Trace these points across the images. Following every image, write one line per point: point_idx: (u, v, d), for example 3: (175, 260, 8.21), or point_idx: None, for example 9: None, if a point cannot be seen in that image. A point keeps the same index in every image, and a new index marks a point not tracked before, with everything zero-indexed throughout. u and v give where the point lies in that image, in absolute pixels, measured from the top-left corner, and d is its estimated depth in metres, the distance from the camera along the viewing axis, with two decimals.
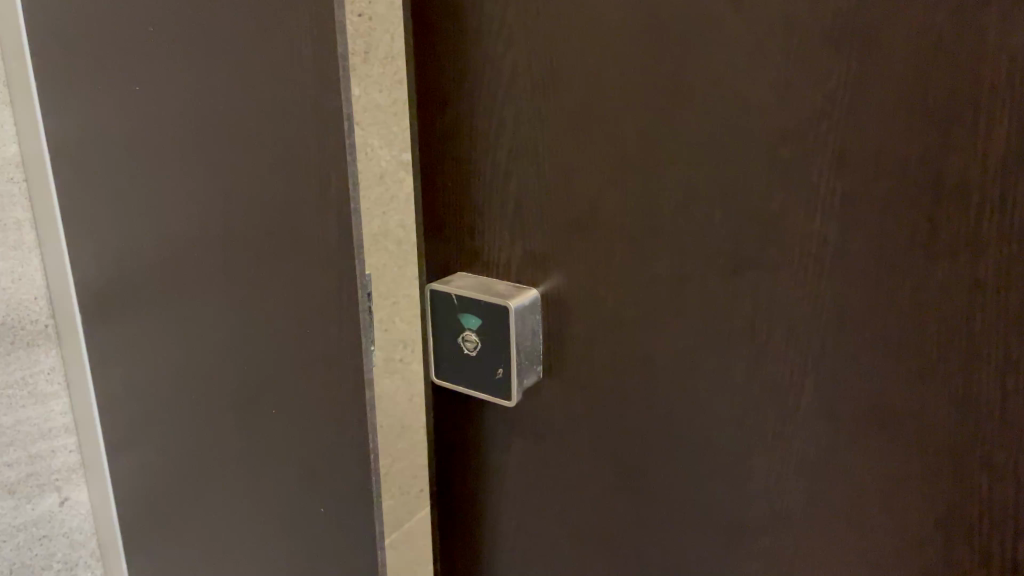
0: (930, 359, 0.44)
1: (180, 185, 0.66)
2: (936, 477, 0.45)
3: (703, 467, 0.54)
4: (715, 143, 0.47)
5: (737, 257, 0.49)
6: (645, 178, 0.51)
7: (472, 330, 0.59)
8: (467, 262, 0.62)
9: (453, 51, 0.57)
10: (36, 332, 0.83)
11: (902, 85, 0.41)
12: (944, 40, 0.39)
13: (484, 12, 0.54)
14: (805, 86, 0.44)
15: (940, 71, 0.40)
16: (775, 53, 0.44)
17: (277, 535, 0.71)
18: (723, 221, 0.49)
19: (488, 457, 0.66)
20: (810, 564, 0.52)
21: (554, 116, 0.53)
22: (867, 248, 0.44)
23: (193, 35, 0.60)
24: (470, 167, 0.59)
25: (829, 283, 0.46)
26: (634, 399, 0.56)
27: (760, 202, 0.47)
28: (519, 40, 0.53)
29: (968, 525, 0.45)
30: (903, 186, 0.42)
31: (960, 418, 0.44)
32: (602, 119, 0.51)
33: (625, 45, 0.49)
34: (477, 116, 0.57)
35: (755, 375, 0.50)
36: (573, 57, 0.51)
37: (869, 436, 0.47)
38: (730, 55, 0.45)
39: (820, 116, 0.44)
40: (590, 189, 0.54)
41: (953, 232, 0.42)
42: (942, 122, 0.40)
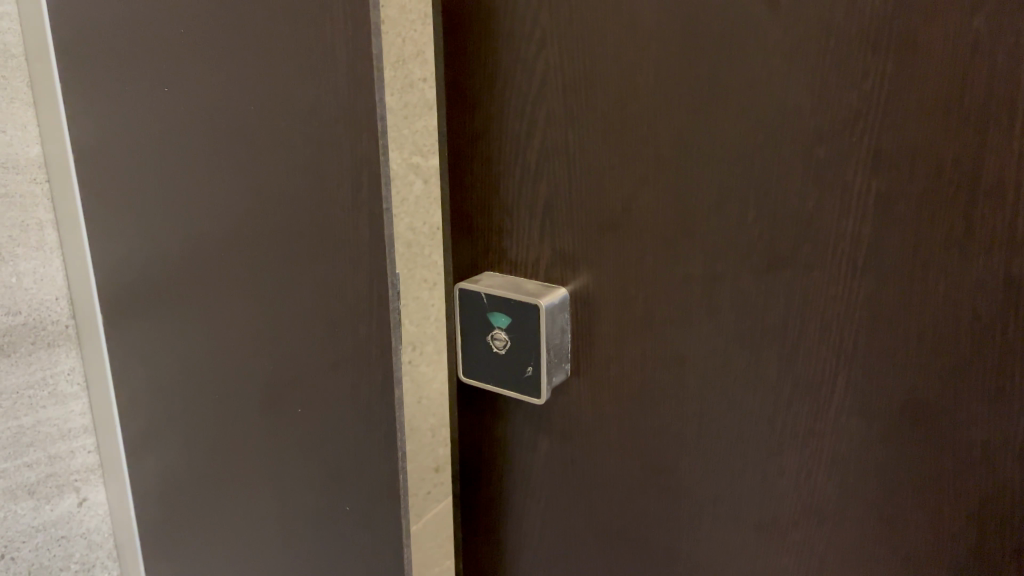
0: (964, 355, 0.45)
1: (206, 185, 0.67)
2: (969, 471, 0.46)
3: (734, 464, 0.55)
4: (749, 143, 0.48)
5: (770, 256, 0.49)
6: (678, 178, 0.52)
7: (502, 329, 0.60)
8: (495, 261, 0.63)
9: (483, 53, 0.58)
10: (57, 333, 0.84)
11: (938, 86, 0.42)
12: (981, 41, 0.40)
13: (516, 15, 0.55)
14: (842, 87, 0.44)
15: (977, 72, 0.41)
16: (811, 54, 0.45)
17: (302, 534, 0.71)
18: (756, 220, 0.49)
19: (513, 455, 0.67)
20: (841, 558, 0.52)
21: (587, 116, 0.54)
22: (901, 246, 0.45)
23: (224, 37, 0.60)
24: (499, 167, 0.60)
25: (863, 280, 0.47)
26: (664, 397, 0.57)
27: (794, 201, 0.48)
28: (551, 42, 0.54)
29: (1001, 518, 0.46)
30: (939, 185, 0.43)
31: (994, 414, 0.45)
32: (635, 119, 0.52)
33: (659, 47, 0.50)
34: (508, 117, 0.58)
35: (787, 372, 0.51)
36: (606, 58, 0.52)
37: (902, 432, 0.48)
38: (765, 57, 0.46)
39: (855, 116, 0.44)
40: (622, 189, 0.54)
41: (989, 230, 0.42)
42: (979, 122, 0.41)
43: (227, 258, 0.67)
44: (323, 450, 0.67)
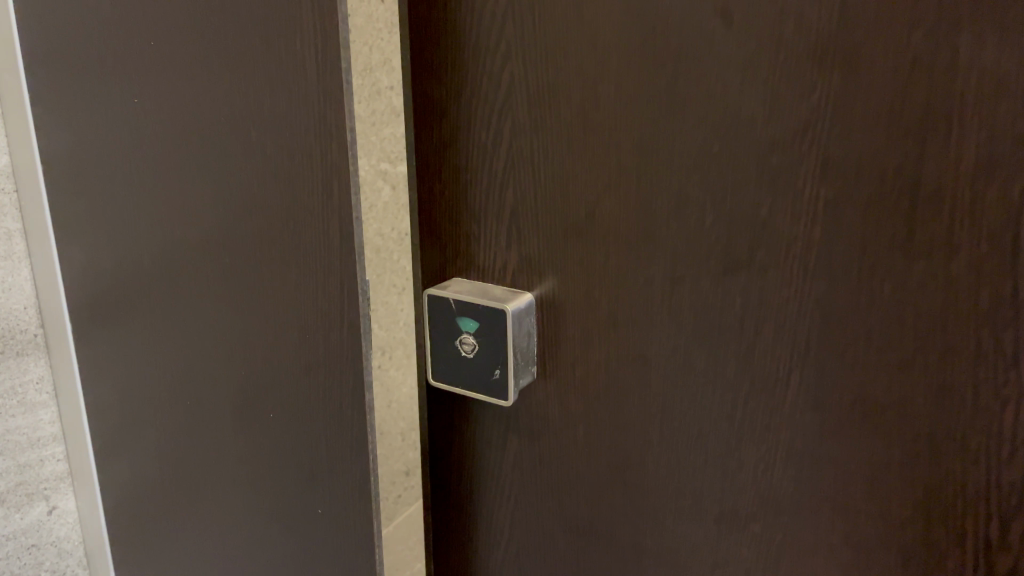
0: (908, 353, 0.47)
1: (179, 193, 0.67)
2: (914, 463, 0.49)
3: (696, 459, 0.57)
4: (706, 153, 0.50)
5: (727, 260, 0.52)
6: (639, 185, 0.54)
7: (470, 334, 0.61)
8: (462, 267, 0.64)
9: (449, 66, 0.59)
10: (26, 342, 0.84)
11: (880, 99, 0.44)
12: (919, 57, 0.43)
13: (481, 29, 0.57)
14: (792, 99, 0.47)
15: (916, 86, 0.43)
16: (764, 68, 0.47)
17: (274, 536, 0.72)
18: (714, 225, 0.52)
19: (483, 455, 0.68)
20: (797, 547, 0.55)
21: (551, 126, 0.56)
22: (848, 250, 0.47)
23: (196, 49, 0.61)
24: (466, 177, 0.61)
25: (813, 283, 0.49)
26: (628, 396, 0.59)
27: (749, 207, 0.50)
28: (516, 54, 0.56)
29: (945, 506, 0.48)
30: (882, 192, 0.46)
31: (936, 408, 0.47)
32: (597, 129, 0.54)
33: (619, 61, 0.52)
34: (475, 127, 0.60)
35: (745, 370, 0.53)
36: (569, 71, 0.54)
37: (851, 426, 0.50)
38: (720, 70, 0.48)
39: (804, 127, 0.47)
40: (586, 196, 0.56)
41: (928, 235, 0.45)
42: (918, 133, 0.44)
43: (199, 265, 0.68)
44: (295, 453, 0.68)
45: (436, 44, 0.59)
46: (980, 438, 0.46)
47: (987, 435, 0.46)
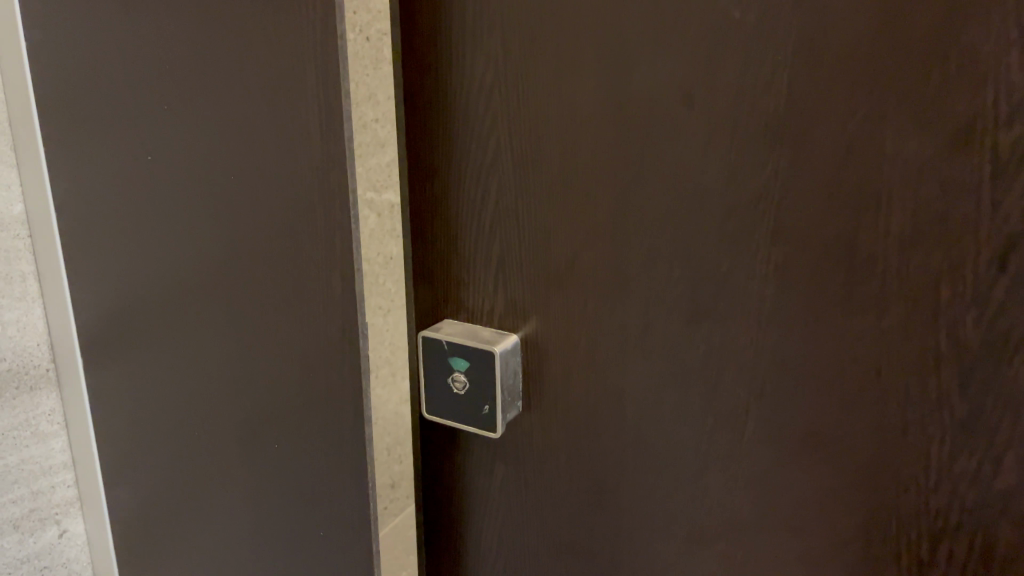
0: (850, 395, 0.54)
1: (188, 241, 0.72)
2: (856, 489, 0.56)
3: (667, 484, 0.63)
4: (673, 216, 0.57)
5: (692, 310, 0.58)
6: (613, 242, 0.60)
7: (461, 372, 0.67)
8: (453, 309, 0.70)
9: (442, 129, 0.65)
10: (39, 376, 0.89)
11: (822, 176, 0.51)
12: (855, 142, 0.49)
13: (470, 99, 0.63)
14: (746, 173, 0.53)
15: (853, 166, 0.50)
16: (722, 146, 0.54)
17: (279, 557, 0.77)
18: (680, 279, 0.58)
19: (473, 480, 0.74)
20: (757, 562, 0.61)
21: (535, 187, 0.62)
22: (797, 303, 0.54)
23: (206, 113, 0.67)
24: (457, 228, 0.67)
25: (767, 331, 0.56)
26: (606, 427, 0.65)
27: (711, 265, 0.56)
28: (502, 122, 0.62)
29: (883, 526, 0.55)
30: (825, 255, 0.52)
31: (875, 441, 0.54)
32: (576, 191, 0.60)
33: (595, 133, 0.58)
34: (465, 184, 0.66)
35: (709, 407, 0.60)
36: (551, 139, 0.60)
37: (802, 456, 0.57)
38: (684, 146, 0.55)
39: (758, 197, 0.53)
40: (566, 250, 0.62)
41: (865, 293, 0.52)
42: (854, 206, 0.50)
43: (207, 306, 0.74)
44: (298, 480, 0.73)
45: (429, 110, 0.65)
46: (912, 468, 0.53)
47: (917, 465, 0.53)
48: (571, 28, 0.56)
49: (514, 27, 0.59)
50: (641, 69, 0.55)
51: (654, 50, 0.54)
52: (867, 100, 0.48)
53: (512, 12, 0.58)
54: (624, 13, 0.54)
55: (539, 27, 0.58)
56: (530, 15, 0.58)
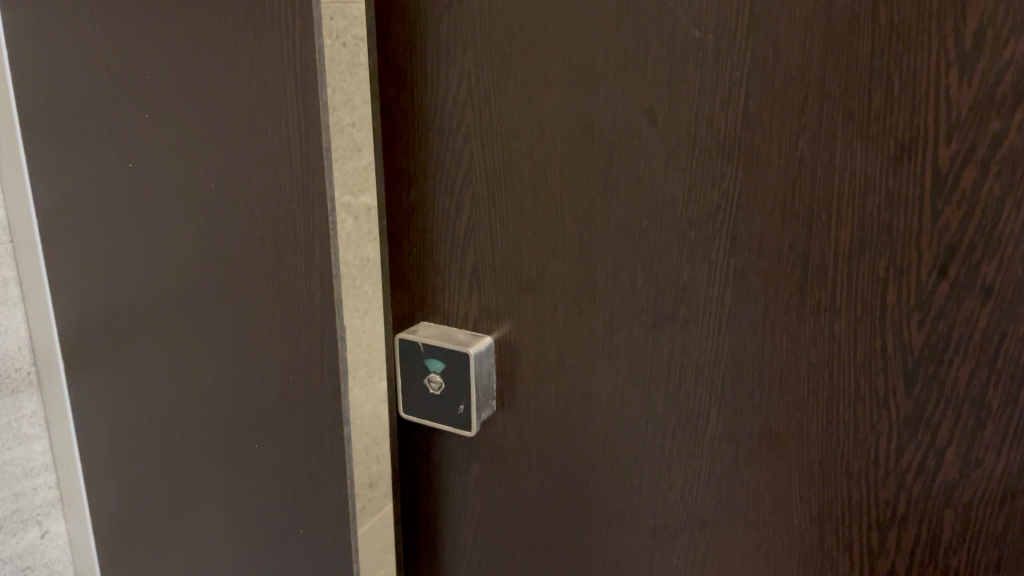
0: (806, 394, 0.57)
1: (170, 248, 0.74)
2: (810, 483, 0.59)
3: (633, 481, 0.66)
4: (638, 225, 0.60)
5: (657, 314, 0.61)
6: (581, 249, 0.63)
7: (437, 373, 0.70)
8: (429, 313, 0.73)
9: (418, 140, 0.68)
10: (20, 380, 0.90)
11: (776, 187, 0.54)
12: (806, 156, 0.53)
13: (444, 111, 0.65)
14: (706, 185, 0.56)
15: (805, 179, 0.53)
16: (683, 159, 0.56)
17: (259, 555, 0.80)
18: (645, 285, 0.61)
19: (450, 478, 0.77)
20: (718, 554, 0.64)
21: (507, 195, 0.65)
22: (755, 308, 0.57)
23: (188, 123, 0.68)
24: (433, 235, 0.70)
25: (727, 334, 0.59)
26: (575, 427, 0.68)
27: (675, 271, 0.59)
28: (475, 134, 0.64)
29: (835, 518, 0.59)
30: (779, 261, 0.55)
31: (827, 438, 0.57)
32: (546, 200, 0.63)
33: (564, 144, 0.61)
34: (439, 193, 0.68)
35: (673, 406, 0.62)
36: (523, 150, 0.63)
37: (760, 453, 0.60)
38: (648, 159, 0.58)
39: (717, 208, 0.56)
40: (538, 256, 0.65)
41: (818, 297, 0.55)
42: (806, 216, 0.54)
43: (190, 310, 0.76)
44: (278, 480, 0.75)
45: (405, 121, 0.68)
46: (861, 462, 0.56)
47: (866, 460, 0.56)
48: (540, 46, 0.59)
49: (486, 43, 0.61)
50: (606, 85, 0.58)
51: (619, 68, 0.57)
52: (818, 117, 0.51)
53: (483, 30, 0.61)
54: (591, 32, 0.57)
55: (510, 44, 0.60)
56: (502, 33, 0.60)
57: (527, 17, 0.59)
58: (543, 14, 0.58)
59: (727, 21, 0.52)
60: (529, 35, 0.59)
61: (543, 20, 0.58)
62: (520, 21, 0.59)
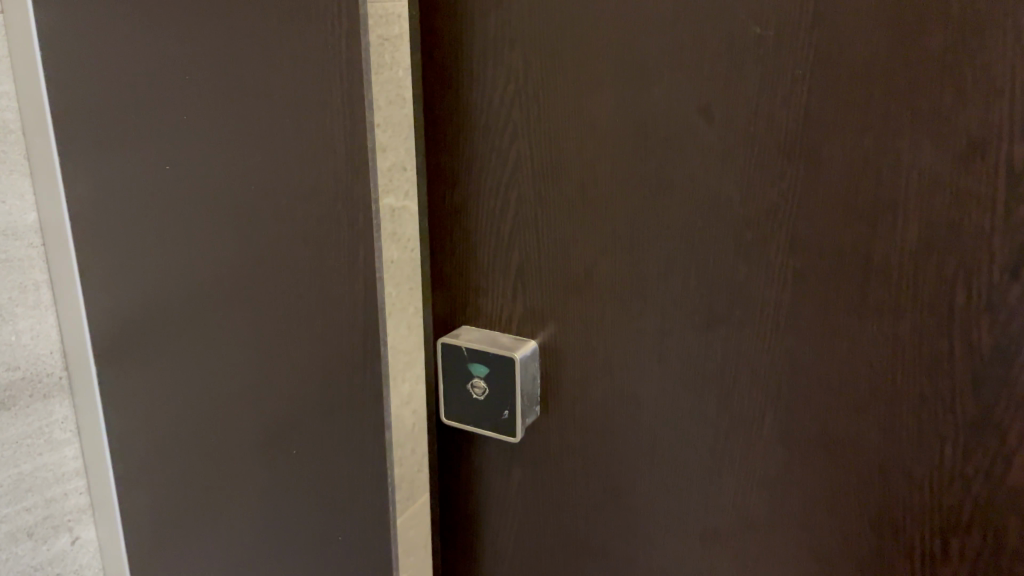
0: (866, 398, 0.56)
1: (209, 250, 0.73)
2: (870, 489, 0.57)
3: (682, 487, 0.65)
4: (691, 226, 0.58)
5: (710, 316, 0.60)
6: (632, 250, 0.62)
7: (481, 377, 0.69)
8: (470, 316, 0.72)
9: (461, 140, 0.67)
10: None
11: (838, 187, 0.53)
12: (869, 155, 0.51)
13: (490, 111, 0.64)
14: (764, 184, 0.55)
15: (869, 178, 0.52)
16: (741, 158, 0.55)
17: (295, 561, 0.78)
18: (698, 287, 0.60)
19: (489, 482, 0.76)
20: (772, 561, 0.63)
21: (554, 196, 0.64)
22: (814, 310, 0.56)
23: None
24: (476, 237, 0.69)
25: (783, 337, 0.58)
26: (622, 431, 0.67)
27: (730, 272, 0.58)
28: (522, 134, 0.63)
29: (896, 525, 0.57)
30: (841, 263, 0.54)
31: (889, 443, 0.56)
32: (595, 201, 0.62)
33: (615, 144, 0.60)
34: (483, 193, 0.67)
35: (725, 410, 0.61)
36: (572, 150, 0.62)
37: (818, 459, 0.59)
38: (703, 159, 0.57)
39: (776, 208, 0.55)
40: (586, 257, 0.64)
41: (881, 299, 0.53)
42: (869, 217, 0.52)
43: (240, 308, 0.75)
44: None
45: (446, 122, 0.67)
46: (925, 468, 0.55)
47: (929, 466, 0.55)
48: (589, 43, 0.58)
49: (532, 41, 0.60)
50: (660, 83, 0.57)
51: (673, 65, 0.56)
52: (883, 115, 0.50)
53: (529, 27, 0.60)
54: (645, 30, 0.56)
55: (558, 42, 0.59)
56: (552, 31, 0.59)
57: (576, 13, 0.58)
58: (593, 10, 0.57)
59: (789, 18, 0.51)
60: (578, 32, 0.58)
61: (592, 16, 0.57)
62: (568, 18, 0.58)
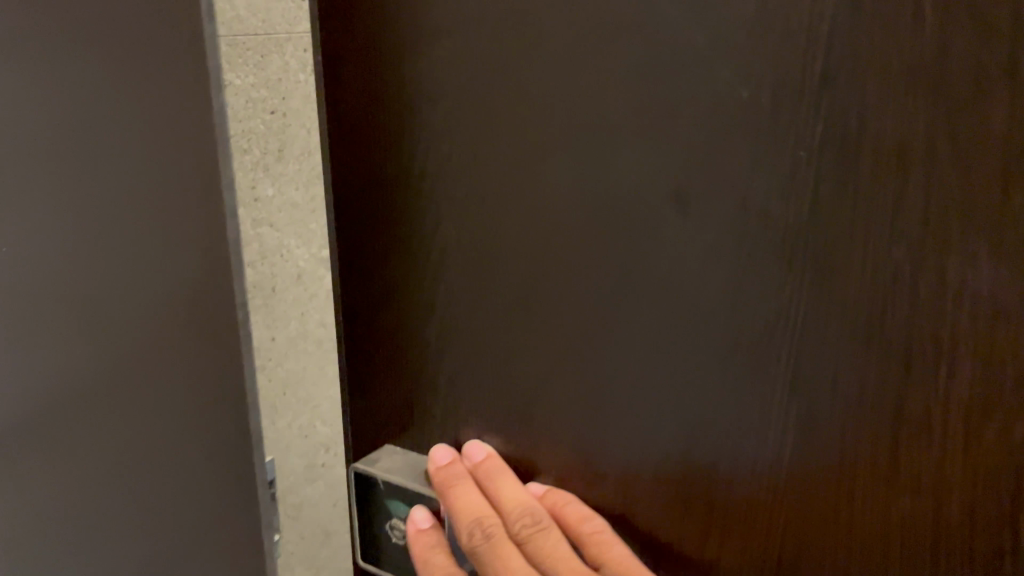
0: (475, 467, 0.54)
1: (146, 287, 0.52)
2: None
3: None
4: (663, 344, 0.44)
5: (688, 460, 0.45)
6: (591, 366, 0.47)
7: (401, 518, 0.58)
8: (401, 430, 0.58)
9: (381, 219, 0.53)
10: None
11: (857, 312, 0.38)
12: (902, 273, 0.36)
13: (412, 185, 0.51)
14: (756, 299, 0.40)
15: (901, 305, 0.36)
16: (725, 261, 0.40)
17: None
18: (671, 421, 0.45)
19: None
20: None
21: (494, 293, 0.50)
22: (824, 471, 0.41)
23: None
24: (401, 339, 0.55)
25: (782, 500, 0.43)
26: None
27: (712, 407, 0.43)
28: (449, 214, 0.50)
29: None
30: (858, 415, 0.39)
31: None
32: (545, 302, 0.48)
33: (567, 233, 0.45)
34: (406, 287, 0.53)
35: None
36: (513, 236, 0.47)
37: None
38: (677, 259, 0.42)
39: (771, 332, 0.40)
40: (536, 370, 0.50)
41: (915, 471, 0.38)
42: (900, 359, 0.37)
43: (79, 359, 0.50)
44: None
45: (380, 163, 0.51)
46: None
47: None
48: (533, 98, 0.44)
49: (491, 92, 0.46)
50: (620, 155, 0.42)
51: (674, 111, 0.40)
52: (923, 218, 0.35)
53: (470, 68, 0.46)
54: (603, 82, 0.42)
55: (497, 97, 0.45)
56: (488, 81, 0.45)
57: (530, 55, 0.44)
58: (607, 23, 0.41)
59: (792, 71, 0.36)
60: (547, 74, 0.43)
61: (582, 61, 0.42)
62: (522, 61, 0.44)
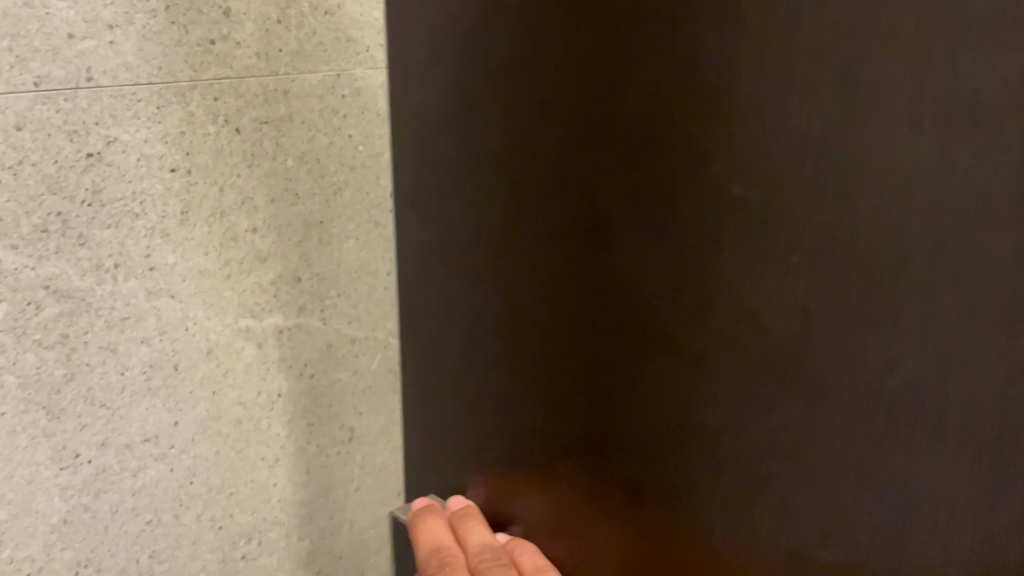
0: (454, 511, 0.63)
1: None
2: None
3: None
4: (774, 490, 0.41)
5: None
6: (723, 500, 0.43)
7: None
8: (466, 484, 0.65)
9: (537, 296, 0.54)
10: None
11: (901, 497, 0.36)
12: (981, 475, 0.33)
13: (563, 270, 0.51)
14: (835, 460, 0.38)
15: (969, 508, 0.34)
16: (801, 409, 0.39)
17: None
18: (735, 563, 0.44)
19: None
20: None
21: (617, 403, 0.49)
22: None
23: None
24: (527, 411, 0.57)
25: None
26: None
27: (744, 551, 0.43)
28: (607, 309, 0.48)
29: None
30: None
31: None
32: (674, 423, 0.45)
33: (699, 359, 0.43)
34: (525, 351, 0.56)
35: None
36: (642, 348, 0.47)
37: None
38: (756, 402, 0.41)
39: (789, 484, 0.40)
40: (630, 480, 0.49)
41: None
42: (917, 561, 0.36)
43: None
44: None
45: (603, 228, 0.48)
46: None
47: None
48: (716, 212, 0.41)
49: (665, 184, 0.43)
50: (774, 282, 0.39)
51: (888, 228, 0.34)
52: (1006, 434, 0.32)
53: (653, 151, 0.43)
54: (792, 201, 0.38)
55: (680, 193, 0.42)
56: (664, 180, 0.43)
57: (712, 162, 0.40)
58: (985, 164, 0.31)
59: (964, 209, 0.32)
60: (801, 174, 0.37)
61: (771, 155, 0.38)
62: (700, 170, 0.41)
